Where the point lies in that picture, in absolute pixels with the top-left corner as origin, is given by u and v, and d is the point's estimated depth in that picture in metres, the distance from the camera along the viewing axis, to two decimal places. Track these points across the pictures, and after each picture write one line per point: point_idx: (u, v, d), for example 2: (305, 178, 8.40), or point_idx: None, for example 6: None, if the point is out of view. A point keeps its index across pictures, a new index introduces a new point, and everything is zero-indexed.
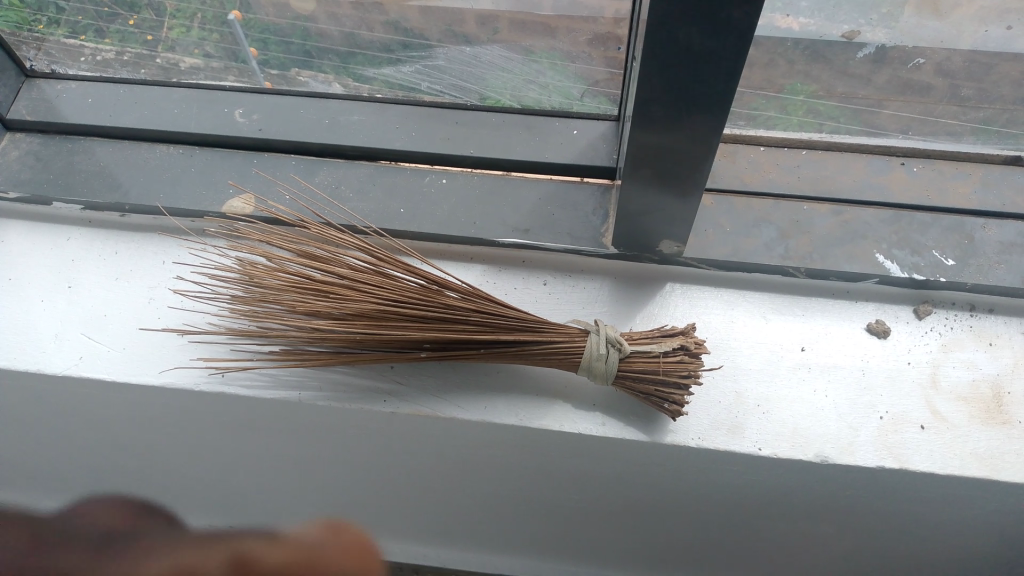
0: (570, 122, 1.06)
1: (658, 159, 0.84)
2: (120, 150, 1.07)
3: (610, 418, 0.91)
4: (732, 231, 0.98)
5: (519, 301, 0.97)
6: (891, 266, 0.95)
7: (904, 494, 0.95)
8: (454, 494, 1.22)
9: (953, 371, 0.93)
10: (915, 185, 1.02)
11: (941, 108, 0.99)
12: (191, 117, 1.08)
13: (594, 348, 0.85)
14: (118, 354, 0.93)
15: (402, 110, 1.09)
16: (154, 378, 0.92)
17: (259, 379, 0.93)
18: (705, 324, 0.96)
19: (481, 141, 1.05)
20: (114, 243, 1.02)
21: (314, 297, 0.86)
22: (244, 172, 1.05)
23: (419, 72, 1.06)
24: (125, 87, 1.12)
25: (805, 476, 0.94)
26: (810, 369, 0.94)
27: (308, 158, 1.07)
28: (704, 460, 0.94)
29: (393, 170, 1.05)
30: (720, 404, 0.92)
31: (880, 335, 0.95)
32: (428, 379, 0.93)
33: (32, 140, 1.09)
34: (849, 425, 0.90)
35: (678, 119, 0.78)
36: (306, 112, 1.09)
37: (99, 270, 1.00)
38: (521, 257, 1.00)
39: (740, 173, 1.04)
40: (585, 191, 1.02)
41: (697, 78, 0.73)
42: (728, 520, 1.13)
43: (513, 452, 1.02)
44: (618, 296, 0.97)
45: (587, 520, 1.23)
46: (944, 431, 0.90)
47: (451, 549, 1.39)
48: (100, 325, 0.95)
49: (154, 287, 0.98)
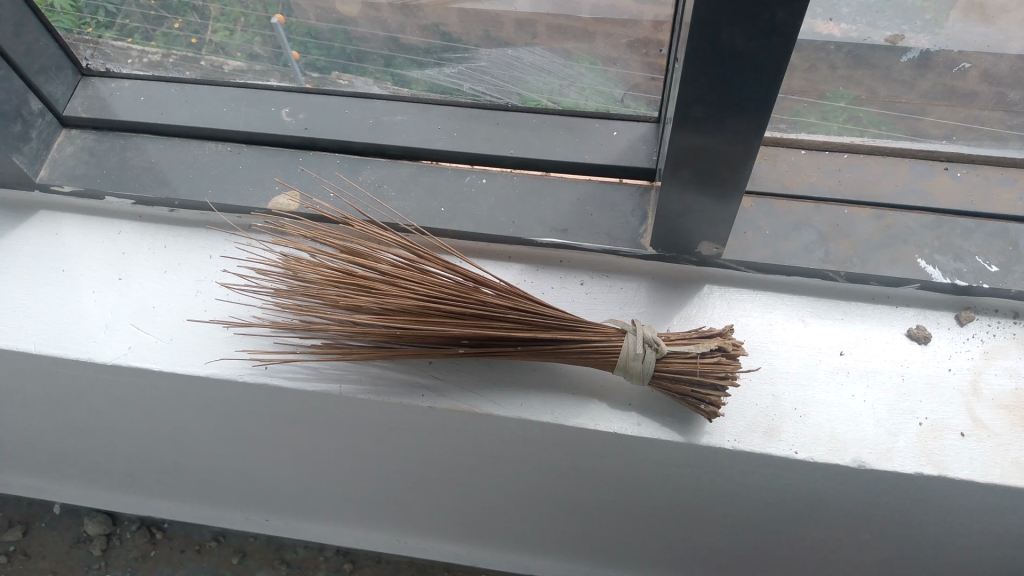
0: (610, 124, 1.06)
1: (698, 161, 0.84)
2: (170, 147, 1.10)
3: (645, 418, 0.91)
4: (772, 234, 0.98)
5: (557, 301, 0.98)
6: (933, 271, 0.95)
7: (943, 502, 0.94)
8: (488, 492, 1.23)
9: (995, 378, 0.92)
10: (960, 190, 1.01)
11: (985, 114, 0.98)
12: (238, 116, 1.11)
13: (631, 348, 0.86)
14: (165, 344, 0.96)
15: (443, 111, 1.10)
16: (199, 369, 0.94)
17: (301, 371, 0.95)
18: (743, 326, 0.96)
19: (521, 141, 1.06)
20: (163, 237, 1.05)
21: (355, 293, 0.88)
22: (290, 170, 1.07)
23: (460, 74, 1.08)
24: (176, 86, 1.14)
25: (842, 481, 0.93)
26: (848, 373, 0.93)
27: (352, 157, 1.09)
28: (739, 462, 0.94)
29: (435, 169, 1.07)
30: (756, 407, 0.92)
31: (921, 341, 0.94)
32: (466, 375, 0.95)
33: (86, 137, 1.12)
34: (887, 429, 0.90)
35: (719, 121, 0.79)
36: (350, 111, 1.11)
37: (148, 263, 1.02)
38: (559, 257, 1.01)
39: (781, 176, 1.04)
40: (624, 192, 1.03)
41: (739, 80, 0.74)
42: (763, 525, 1.13)
43: (548, 450, 1.02)
44: (655, 296, 0.98)
45: (620, 521, 1.23)
46: (985, 439, 0.89)
47: (485, 546, 1.40)
48: (148, 316, 0.98)
49: (201, 280, 1.00)
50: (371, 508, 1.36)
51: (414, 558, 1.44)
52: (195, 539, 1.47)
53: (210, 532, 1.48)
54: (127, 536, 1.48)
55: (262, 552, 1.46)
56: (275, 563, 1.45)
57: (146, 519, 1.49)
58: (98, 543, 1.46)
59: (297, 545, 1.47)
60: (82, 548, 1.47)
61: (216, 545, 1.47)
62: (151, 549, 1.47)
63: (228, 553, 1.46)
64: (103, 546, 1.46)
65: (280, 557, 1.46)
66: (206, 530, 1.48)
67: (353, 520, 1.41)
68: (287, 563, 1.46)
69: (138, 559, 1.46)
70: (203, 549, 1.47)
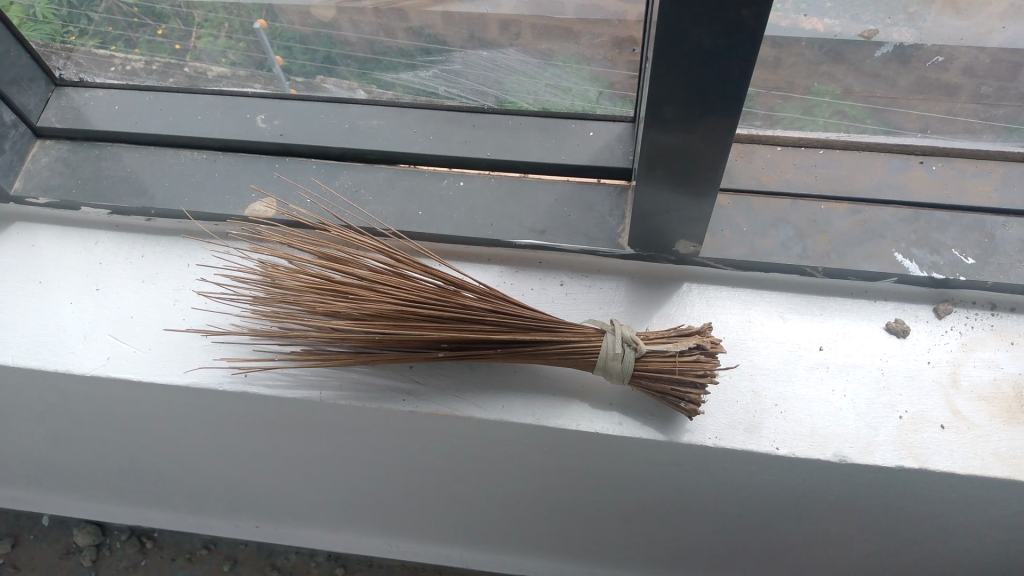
0: (587, 123, 1.06)
1: (671, 159, 0.84)
2: (146, 155, 1.10)
3: (626, 417, 0.91)
4: (749, 231, 0.98)
5: (536, 302, 0.98)
6: (910, 265, 0.95)
7: (925, 495, 0.94)
8: (474, 495, 1.23)
9: (974, 370, 0.93)
10: (935, 183, 1.02)
11: (960, 107, 0.99)
12: (215, 123, 1.10)
13: (610, 348, 0.86)
14: (144, 354, 0.96)
15: (420, 113, 1.10)
16: (179, 378, 0.94)
17: (281, 379, 0.95)
18: (723, 323, 0.97)
19: (498, 143, 1.06)
20: (140, 246, 1.04)
21: (334, 298, 0.87)
22: (267, 177, 1.07)
23: (436, 76, 1.08)
24: (151, 95, 1.14)
25: (824, 476, 0.94)
26: (828, 368, 0.93)
27: (329, 162, 1.09)
28: (721, 460, 0.94)
29: (412, 173, 1.06)
30: (737, 404, 0.92)
31: (899, 334, 0.95)
32: (446, 378, 0.94)
33: (62, 147, 1.11)
34: (868, 423, 0.90)
35: (692, 120, 0.79)
36: (326, 116, 1.11)
37: (126, 272, 1.02)
38: (538, 258, 1.01)
39: (758, 173, 1.03)
40: (602, 191, 1.02)
41: (709, 78, 0.74)
42: (749, 521, 1.13)
43: (532, 452, 1.02)
44: (634, 296, 0.98)
45: (607, 521, 1.23)
46: (964, 430, 0.89)
47: (474, 549, 1.40)
48: (126, 326, 0.97)
49: (179, 289, 1.00)
50: (358, 513, 1.36)
51: (404, 562, 1.44)
52: (185, 548, 1.47)
53: (200, 540, 1.47)
54: (117, 545, 1.47)
55: (254, 559, 1.46)
56: (267, 568, 1.45)
57: (135, 528, 1.48)
58: (88, 553, 1.46)
59: (288, 551, 1.47)
60: (71, 559, 1.46)
61: (207, 553, 1.47)
62: (142, 557, 1.46)
63: (219, 561, 1.46)
64: (93, 556, 1.46)
65: (271, 564, 1.46)
66: (196, 538, 1.48)
67: (342, 526, 1.41)
68: (277, 570, 1.45)
69: (129, 566, 1.45)
70: (194, 557, 1.46)
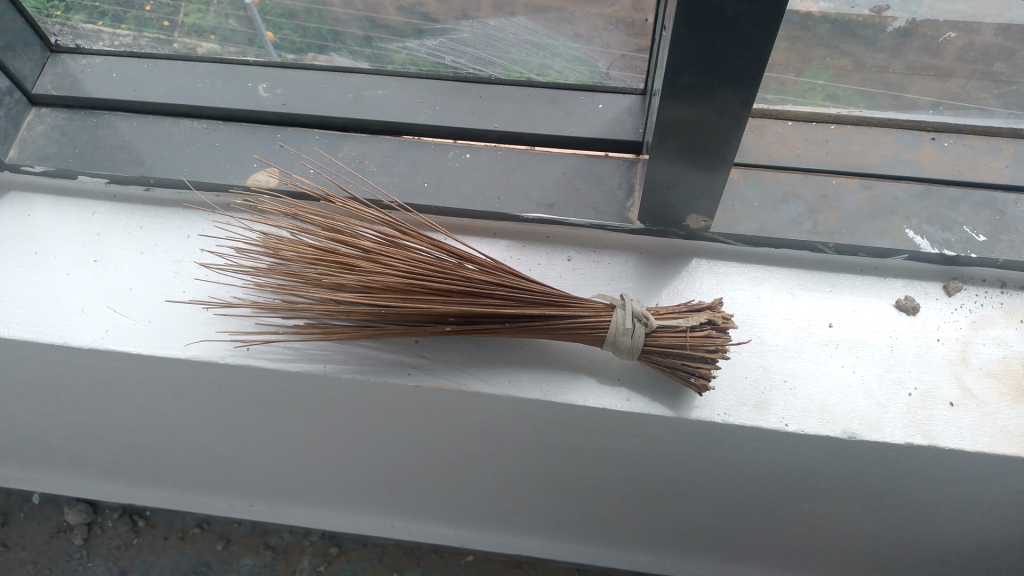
0: (595, 96, 1.05)
1: (686, 130, 0.82)
2: (144, 124, 1.07)
3: (634, 393, 0.90)
4: (761, 206, 0.97)
5: (544, 276, 0.96)
6: (921, 242, 0.94)
7: (930, 471, 0.94)
8: (474, 473, 1.22)
9: (984, 348, 0.92)
10: (946, 160, 1.01)
11: (972, 83, 0.98)
12: (214, 91, 1.08)
13: (620, 323, 0.85)
14: (143, 326, 0.93)
15: (425, 84, 1.08)
16: (179, 351, 0.92)
17: (283, 352, 0.93)
18: (732, 299, 0.95)
19: (505, 115, 1.05)
20: (139, 217, 1.02)
21: (338, 270, 0.86)
22: (269, 147, 1.04)
23: (443, 46, 1.05)
24: (150, 62, 1.11)
25: (831, 453, 0.93)
26: (837, 345, 0.93)
27: (332, 133, 1.06)
28: (729, 436, 0.93)
29: (417, 144, 1.04)
30: (746, 379, 0.91)
31: (909, 311, 0.94)
32: (452, 353, 0.93)
33: (58, 115, 1.09)
34: (877, 400, 0.90)
35: (709, 90, 0.77)
36: (329, 85, 1.09)
37: (124, 244, 0.99)
38: (545, 232, 0.99)
39: (768, 148, 1.02)
40: (610, 165, 1.01)
41: (730, 48, 0.72)
42: (751, 498, 1.13)
43: (537, 427, 1.01)
44: (643, 271, 0.97)
45: (608, 497, 1.23)
46: (974, 408, 0.89)
47: (474, 524, 1.40)
48: (125, 299, 0.95)
49: (178, 261, 0.98)
50: (357, 490, 1.35)
51: (401, 540, 1.43)
52: (178, 527, 1.46)
53: (193, 518, 1.46)
54: (108, 524, 1.46)
55: (247, 537, 1.45)
56: (260, 547, 1.44)
57: (128, 507, 1.47)
58: (79, 532, 1.44)
59: (282, 529, 1.46)
60: (62, 538, 1.45)
61: (200, 532, 1.45)
62: (134, 537, 1.45)
63: (212, 539, 1.45)
64: (84, 535, 1.44)
65: (265, 541, 1.45)
66: (189, 516, 1.46)
67: (340, 504, 1.40)
68: (272, 549, 1.44)
69: (120, 547, 1.44)
70: (187, 535, 1.45)
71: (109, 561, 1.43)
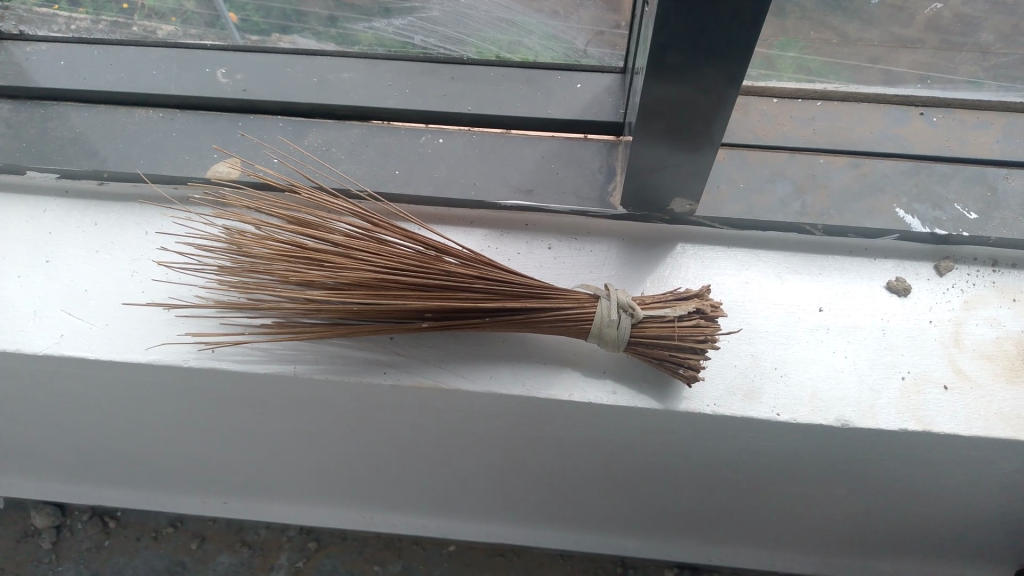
0: (572, 76, 1.01)
1: (671, 110, 0.78)
2: (95, 114, 1.01)
3: (621, 386, 0.87)
4: (747, 187, 0.93)
5: (524, 266, 0.92)
6: (912, 221, 0.91)
7: (924, 454, 0.92)
8: (455, 464, 1.19)
9: (977, 328, 0.90)
10: (934, 135, 0.98)
11: (962, 56, 0.95)
12: (170, 78, 1.02)
13: (605, 314, 0.81)
14: (101, 330, 0.88)
15: (394, 66, 1.03)
16: (141, 355, 0.87)
17: (251, 353, 0.88)
18: (719, 285, 0.92)
19: (479, 97, 1.00)
20: (93, 213, 0.96)
21: (307, 266, 0.81)
22: (230, 135, 0.99)
23: (412, 25, 1.00)
24: (100, 48, 1.05)
25: (824, 440, 0.90)
26: (828, 330, 0.90)
27: (296, 119, 1.01)
28: (719, 427, 0.90)
29: (387, 130, 0.99)
30: (736, 368, 0.88)
31: (901, 293, 0.92)
32: (430, 349, 0.89)
33: (2, 106, 1.02)
34: (870, 386, 0.87)
35: (695, 69, 0.73)
36: (292, 69, 1.03)
37: (77, 241, 0.94)
38: (524, 220, 0.95)
39: (753, 126, 0.99)
40: (590, 147, 0.97)
41: (718, 23, 0.68)
42: (739, 482, 1.10)
43: (520, 421, 0.97)
44: (626, 258, 0.93)
45: (593, 485, 1.20)
46: (968, 391, 0.86)
47: (456, 515, 1.37)
48: (80, 300, 0.89)
49: (137, 259, 0.92)
50: (335, 485, 1.31)
51: (381, 533, 1.40)
52: (151, 526, 1.41)
53: (166, 518, 1.41)
54: (78, 527, 1.41)
55: (222, 535, 1.41)
56: (236, 544, 1.40)
57: (98, 508, 1.42)
58: (48, 536, 1.39)
59: (258, 526, 1.41)
60: (30, 542, 1.39)
61: (174, 532, 1.41)
62: (106, 538, 1.40)
63: (187, 538, 1.40)
64: (53, 538, 1.39)
65: (241, 539, 1.41)
66: (161, 516, 1.42)
67: (318, 499, 1.36)
68: (249, 546, 1.40)
69: (91, 549, 1.39)
70: (161, 535, 1.40)
71: (80, 564, 1.38)
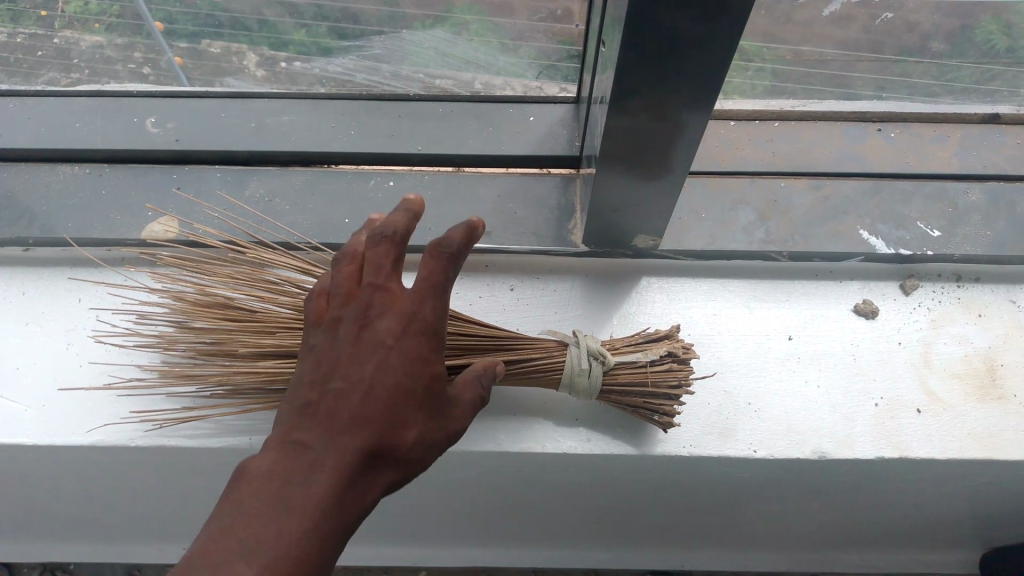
0: (525, 108, 0.98)
1: (635, 149, 0.75)
2: (16, 174, 0.94)
3: (594, 432, 0.84)
4: (710, 217, 0.91)
5: (487, 310, 0.88)
6: (877, 242, 0.90)
7: (899, 474, 0.91)
8: (422, 506, 1.14)
9: (945, 347, 0.89)
10: (895, 153, 0.97)
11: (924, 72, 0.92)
12: (95, 130, 0.95)
13: (576, 363, 0.78)
14: (37, 412, 0.81)
15: (338, 105, 0.98)
16: (82, 438, 0.80)
17: (203, 427, 0.82)
18: (688, 318, 0.90)
19: (429, 136, 0.96)
20: (20, 282, 0.89)
21: (258, 334, 0.76)
22: (163, 190, 0.93)
23: (353, 63, 0.93)
24: (14, 99, 0.98)
25: (802, 470, 0.88)
26: (799, 358, 0.88)
27: (235, 168, 0.96)
28: (694, 466, 0.87)
29: (334, 174, 0.95)
30: (710, 407, 0.85)
31: (869, 316, 0.90)
32: None
33: None
34: (844, 415, 0.85)
35: (661, 111, 0.70)
36: (228, 114, 0.97)
37: (4, 314, 0.87)
38: (484, 261, 0.92)
39: (712, 152, 0.96)
40: (547, 183, 0.95)
41: (683, 68, 0.65)
42: (713, 501, 1.09)
43: (492, 470, 0.94)
44: (592, 297, 0.90)
45: (567, 512, 1.18)
46: (941, 412, 0.85)
47: (427, 546, 1.33)
48: (11, 380, 0.83)
49: (71, 330, 0.86)
50: None
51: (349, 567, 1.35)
52: None
53: (122, 566, 1.36)
54: None
55: None
56: None
57: (47, 563, 1.35)
58: None
59: None
60: None
61: None
62: None
63: None
64: None
65: None
66: (117, 564, 1.36)
67: None
68: None
69: None
70: None
71: None
